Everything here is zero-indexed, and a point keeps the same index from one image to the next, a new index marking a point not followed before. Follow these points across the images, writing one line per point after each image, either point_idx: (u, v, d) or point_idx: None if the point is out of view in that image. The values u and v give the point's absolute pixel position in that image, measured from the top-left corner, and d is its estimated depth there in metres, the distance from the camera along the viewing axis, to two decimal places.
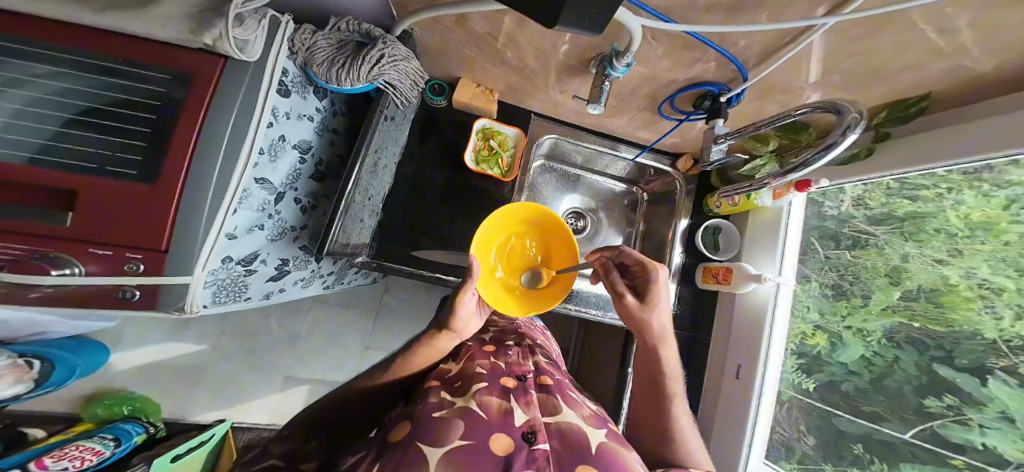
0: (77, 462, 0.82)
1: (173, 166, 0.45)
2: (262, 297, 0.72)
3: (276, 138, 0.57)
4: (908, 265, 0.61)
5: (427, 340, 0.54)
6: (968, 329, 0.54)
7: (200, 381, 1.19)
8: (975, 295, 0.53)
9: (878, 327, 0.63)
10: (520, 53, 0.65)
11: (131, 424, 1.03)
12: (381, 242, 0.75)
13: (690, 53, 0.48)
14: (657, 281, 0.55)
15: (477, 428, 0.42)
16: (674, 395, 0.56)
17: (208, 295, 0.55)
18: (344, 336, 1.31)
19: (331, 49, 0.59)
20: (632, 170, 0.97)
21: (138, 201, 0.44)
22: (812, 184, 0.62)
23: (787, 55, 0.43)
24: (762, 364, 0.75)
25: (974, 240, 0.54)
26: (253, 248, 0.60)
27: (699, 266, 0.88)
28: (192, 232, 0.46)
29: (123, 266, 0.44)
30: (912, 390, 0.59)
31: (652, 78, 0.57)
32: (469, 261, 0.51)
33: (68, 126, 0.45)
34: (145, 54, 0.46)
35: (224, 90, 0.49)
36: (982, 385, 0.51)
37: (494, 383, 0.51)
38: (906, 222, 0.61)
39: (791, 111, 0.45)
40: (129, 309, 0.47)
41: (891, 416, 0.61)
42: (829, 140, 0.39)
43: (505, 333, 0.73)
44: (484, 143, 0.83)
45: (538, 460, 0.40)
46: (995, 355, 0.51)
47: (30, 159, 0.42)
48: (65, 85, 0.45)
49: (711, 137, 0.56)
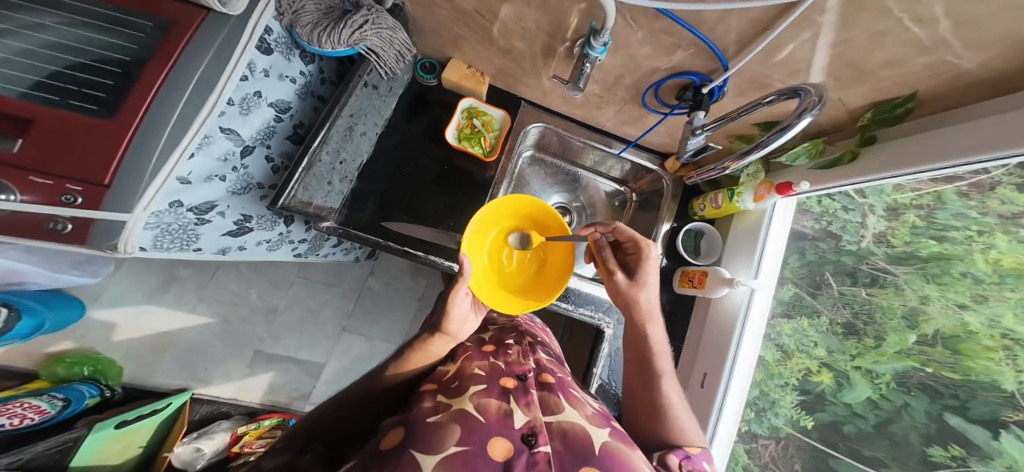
0: (16, 420, 0.83)
1: (132, 104, 0.44)
2: (216, 251, 0.72)
3: (250, 93, 0.56)
4: (927, 309, 0.57)
5: (418, 344, 0.54)
6: (986, 379, 0.51)
7: (167, 348, 1.17)
8: (997, 345, 0.50)
9: (889, 370, 0.60)
10: (507, 33, 0.65)
11: (86, 386, 1.02)
12: (350, 210, 0.73)
13: (669, 38, 0.47)
14: (647, 260, 0.58)
15: (473, 432, 0.38)
16: (662, 371, 0.57)
17: (148, 238, 0.56)
18: (322, 314, 1.29)
19: (318, 14, 0.59)
20: (623, 169, 0.96)
21: (91, 134, 0.43)
22: (793, 189, 0.61)
23: (763, 43, 0.42)
24: (727, 372, 0.73)
25: (1004, 287, 0.51)
26: (209, 197, 0.59)
27: (678, 269, 0.87)
28: (140, 170, 0.45)
29: (59, 197, 0.43)
30: (919, 438, 0.57)
31: (634, 65, 0.56)
32: (460, 262, 0.50)
33: (69, 68, 0.45)
34: (140, 5, 0.47)
35: (201, 39, 0.48)
36: (994, 438, 0.49)
37: (493, 385, 0.48)
38: (931, 264, 0.58)
39: (761, 99, 0.43)
40: (55, 242, 0.45)
41: (893, 463, 0.60)
42: (785, 122, 0.37)
43: (505, 331, 0.70)
44: (468, 122, 0.83)
45: (539, 464, 0.36)
46: (1012, 408, 0.49)
47: (26, 95, 0.42)
48: (69, 28, 0.46)
49: (689, 129, 0.55)
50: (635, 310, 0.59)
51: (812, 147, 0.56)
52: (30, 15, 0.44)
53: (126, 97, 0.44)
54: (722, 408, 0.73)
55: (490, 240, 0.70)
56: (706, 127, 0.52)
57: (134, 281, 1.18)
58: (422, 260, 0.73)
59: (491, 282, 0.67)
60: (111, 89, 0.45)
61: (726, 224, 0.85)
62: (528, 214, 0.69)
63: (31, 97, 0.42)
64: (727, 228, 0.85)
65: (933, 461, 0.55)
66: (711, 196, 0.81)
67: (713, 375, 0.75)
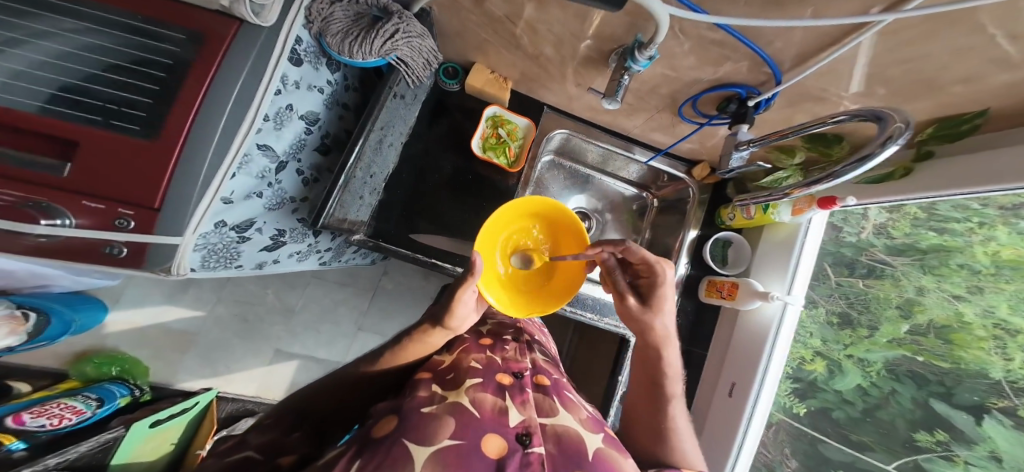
0: (55, 420, 0.84)
1: (174, 124, 0.44)
2: (253, 266, 0.72)
3: (283, 106, 0.56)
4: (923, 299, 0.66)
5: (418, 335, 0.53)
6: (975, 367, 0.60)
7: (189, 347, 1.20)
8: (988, 334, 0.59)
9: (880, 358, 0.70)
10: (538, 40, 0.62)
11: (117, 386, 1.05)
12: (379, 222, 0.74)
13: (718, 50, 0.45)
14: (662, 286, 0.55)
15: (468, 427, 0.40)
16: (673, 395, 0.58)
17: (197, 259, 0.56)
18: (339, 313, 1.31)
19: (347, 21, 0.58)
20: (641, 173, 0.94)
21: (136, 154, 0.43)
22: (837, 201, 0.59)
23: (830, 58, 0.40)
24: (756, 386, 0.75)
25: (1000, 278, 0.58)
26: (250, 214, 0.59)
27: (704, 278, 0.88)
28: (188, 192, 0.46)
29: (112, 222, 0.43)
30: (906, 424, 0.67)
31: (674, 76, 0.54)
32: (472, 260, 0.46)
33: (87, 80, 0.44)
34: (171, 16, 0.46)
35: (236, 50, 0.47)
36: (978, 423, 0.59)
37: (489, 380, 0.50)
38: (930, 255, 0.65)
39: (825, 118, 0.40)
40: (112, 267, 0.46)
41: (877, 447, 0.71)
42: (865, 152, 0.34)
43: (503, 327, 0.73)
44: (493, 131, 0.82)
45: (532, 465, 0.38)
46: (997, 396, 0.58)
47: (42, 109, 0.41)
48: (84, 37, 0.44)
49: (733, 142, 0.54)
50: (648, 335, 0.57)
51: None
52: (37, 22, 0.43)
53: (168, 117, 0.44)
54: (751, 417, 0.76)
55: (500, 243, 0.67)
56: (753, 142, 0.51)
57: (153, 283, 1.19)
58: (450, 272, 0.73)
59: (501, 282, 0.66)
60: (150, 108, 0.45)
61: (755, 234, 0.84)
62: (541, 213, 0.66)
63: (50, 112, 0.41)
64: (756, 239, 0.84)
65: (919, 445, 0.65)
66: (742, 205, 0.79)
67: (742, 386, 0.77)
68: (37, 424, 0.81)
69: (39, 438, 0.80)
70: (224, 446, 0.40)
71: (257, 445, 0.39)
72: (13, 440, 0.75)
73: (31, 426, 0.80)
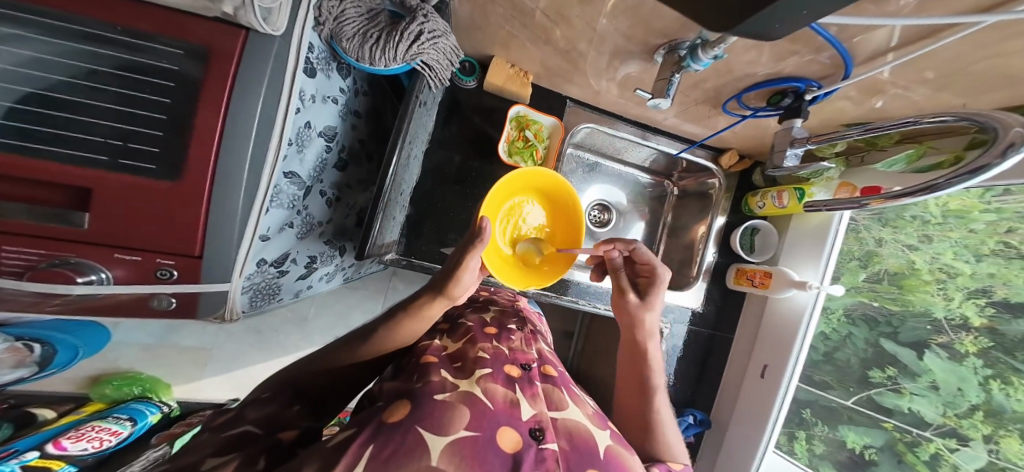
0: (98, 442, 0.77)
1: (196, 163, 0.40)
2: (292, 295, 0.76)
3: (302, 125, 0.52)
4: (881, 250, 0.75)
5: (416, 309, 0.45)
6: (921, 308, 0.70)
7: (205, 362, 1.02)
8: (932, 278, 0.68)
9: (840, 305, 0.79)
10: (572, 34, 0.56)
11: (144, 404, 0.91)
12: (408, 238, 0.76)
13: (790, 45, 0.42)
14: (659, 285, 0.57)
15: (483, 418, 0.36)
16: (656, 386, 0.56)
17: (245, 300, 0.60)
18: (356, 316, 1.11)
19: (361, 20, 0.51)
20: (660, 160, 0.91)
21: (165, 201, 0.40)
22: (881, 191, 0.62)
23: (922, 50, 0.37)
24: (790, 369, 0.79)
25: (945, 226, 0.67)
26: (284, 248, 0.60)
27: (732, 266, 0.90)
28: (230, 238, 0.45)
29: (156, 272, 0.43)
30: (861, 363, 0.78)
31: (728, 71, 0.51)
32: (481, 223, 0.41)
33: (52, 107, 0.37)
34: (145, 20, 0.37)
35: (249, 66, 0.40)
36: (920, 357, 0.69)
37: (498, 369, 0.46)
38: (890, 210, 0.73)
39: (917, 118, 0.39)
40: (169, 315, 0.49)
41: (837, 385, 0.81)
42: (976, 163, 0.33)
43: (506, 314, 0.67)
44: (519, 133, 0.77)
45: (548, 462, 0.34)
46: (936, 333, 0.67)
47: (5, 146, 0.35)
48: (26, 51, 0.35)
49: (789, 139, 0.55)
50: (637, 330, 0.58)
51: (913, 152, 0.57)
52: None
53: (186, 155, 0.40)
54: (785, 396, 0.80)
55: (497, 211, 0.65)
56: (810, 141, 0.53)
57: None
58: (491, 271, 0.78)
59: (500, 257, 0.66)
60: (163, 142, 0.40)
61: (782, 221, 0.86)
62: (556, 200, 0.68)
63: (14, 148, 0.35)
64: (783, 225, 0.86)
65: (872, 381, 0.76)
66: (773, 193, 0.79)
67: (775, 367, 0.81)
68: (81, 447, 0.74)
69: (87, 461, 0.74)
70: (216, 421, 0.35)
71: (255, 419, 0.34)
72: (62, 464, 0.70)
73: (75, 450, 0.73)
